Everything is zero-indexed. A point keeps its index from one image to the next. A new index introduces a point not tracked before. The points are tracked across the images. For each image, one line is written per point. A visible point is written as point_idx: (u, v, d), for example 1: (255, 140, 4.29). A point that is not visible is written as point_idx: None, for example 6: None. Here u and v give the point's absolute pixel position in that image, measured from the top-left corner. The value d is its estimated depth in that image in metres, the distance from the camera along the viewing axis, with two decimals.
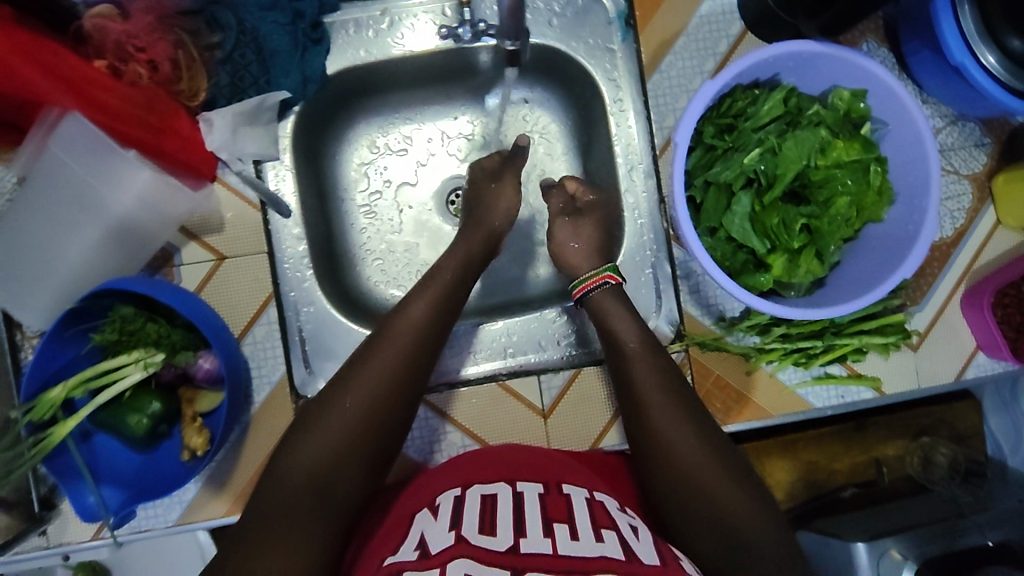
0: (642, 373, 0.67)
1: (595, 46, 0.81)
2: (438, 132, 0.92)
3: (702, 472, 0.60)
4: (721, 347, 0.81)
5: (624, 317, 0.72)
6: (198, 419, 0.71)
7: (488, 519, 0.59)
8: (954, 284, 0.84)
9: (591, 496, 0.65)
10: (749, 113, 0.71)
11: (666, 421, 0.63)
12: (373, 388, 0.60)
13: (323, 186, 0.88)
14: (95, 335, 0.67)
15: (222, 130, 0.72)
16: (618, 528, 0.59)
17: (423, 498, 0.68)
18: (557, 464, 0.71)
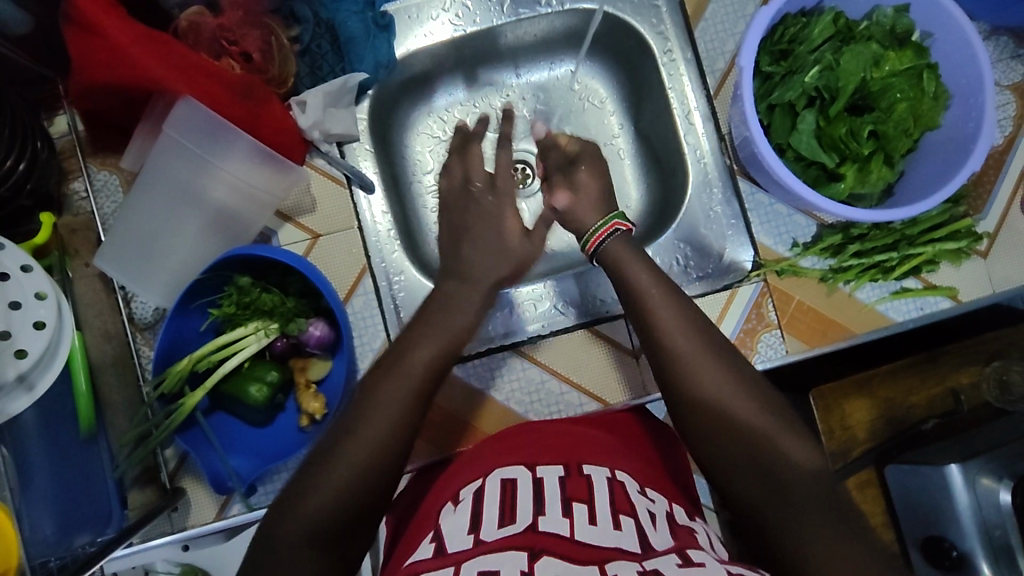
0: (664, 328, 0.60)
1: (640, 4, 0.87)
2: (497, 110, 0.96)
3: (730, 410, 0.57)
4: (798, 271, 0.83)
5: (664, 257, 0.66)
6: (311, 385, 0.74)
7: (505, 506, 0.53)
8: (1013, 188, 0.87)
9: (612, 476, 0.59)
10: (803, 37, 0.75)
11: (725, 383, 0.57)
12: (384, 424, 0.53)
13: (397, 169, 0.92)
14: (216, 309, 0.71)
15: (315, 107, 0.77)
16: (636, 514, 0.54)
17: (450, 484, 0.64)
18: (585, 442, 0.67)
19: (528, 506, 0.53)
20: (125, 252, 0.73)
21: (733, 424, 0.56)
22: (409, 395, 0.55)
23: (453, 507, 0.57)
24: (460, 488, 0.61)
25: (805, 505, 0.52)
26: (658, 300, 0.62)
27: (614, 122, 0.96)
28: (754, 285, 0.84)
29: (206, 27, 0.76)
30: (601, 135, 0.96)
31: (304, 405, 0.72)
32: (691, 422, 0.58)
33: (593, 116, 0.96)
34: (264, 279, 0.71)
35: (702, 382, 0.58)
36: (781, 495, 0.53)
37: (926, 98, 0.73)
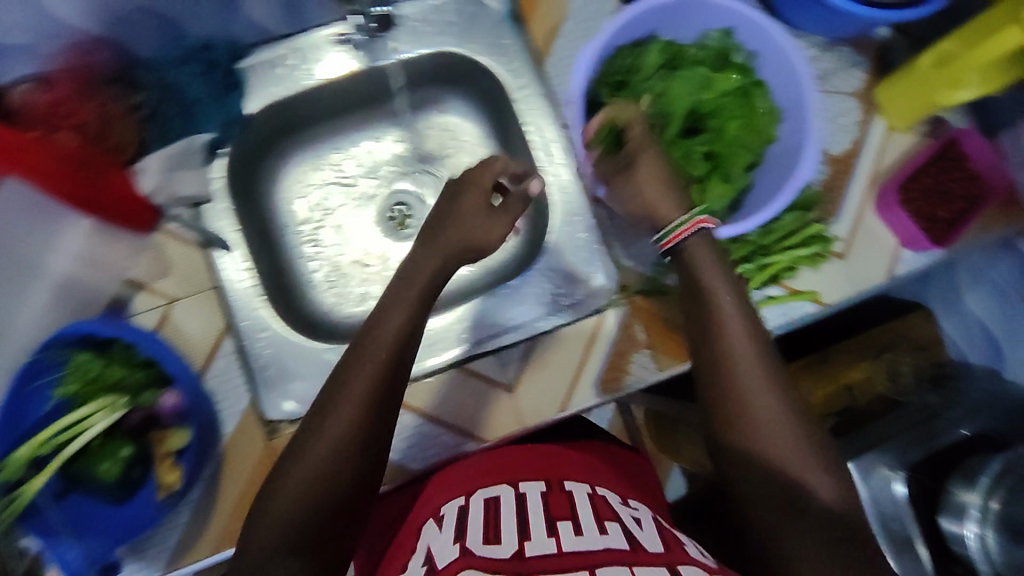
0: (726, 326, 0.65)
1: (490, 44, 0.89)
2: (370, 155, 0.97)
3: (746, 404, 0.61)
4: (660, 291, 0.84)
5: (713, 269, 0.68)
6: (170, 456, 0.71)
7: (490, 527, 0.60)
8: (864, 189, 0.90)
9: (593, 491, 0.69)
10: (635, 67, 0.77)
11: (744, 349, 0.63)
12: (359, 407, 0.61)
13: (269, 223, 0.92)
14: (59, 389, 0.70)
15: (157, 171, 0.78)
16: (622, 520, 0.61)
17: (438, 495, 0.74)
18: (567, 463, 0.79)
19: (510, 530, 0.59)
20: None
21: (735, 420, 0.61)
22: (377, 379, 0.63)
23: (436, 521, 0.65)
24: (443, 504, 0.71)
25: (769, 499, 0.58)
26: (719, 295, 0.66)
27: (486, 158, 0.97)
28: (619, 308, 0.85)
29: (36, 103, 0.74)
30: (474, 171, 0.97)
31: (161, 477, 0.70)
32: (705, 417, 0.64)
33: (465, 155, 0.98)
34: (109, 354, 0.70)
35: (708, 375, 0.64)
36: (772, 484, 0.58)
37: (757, 115, 0.76)
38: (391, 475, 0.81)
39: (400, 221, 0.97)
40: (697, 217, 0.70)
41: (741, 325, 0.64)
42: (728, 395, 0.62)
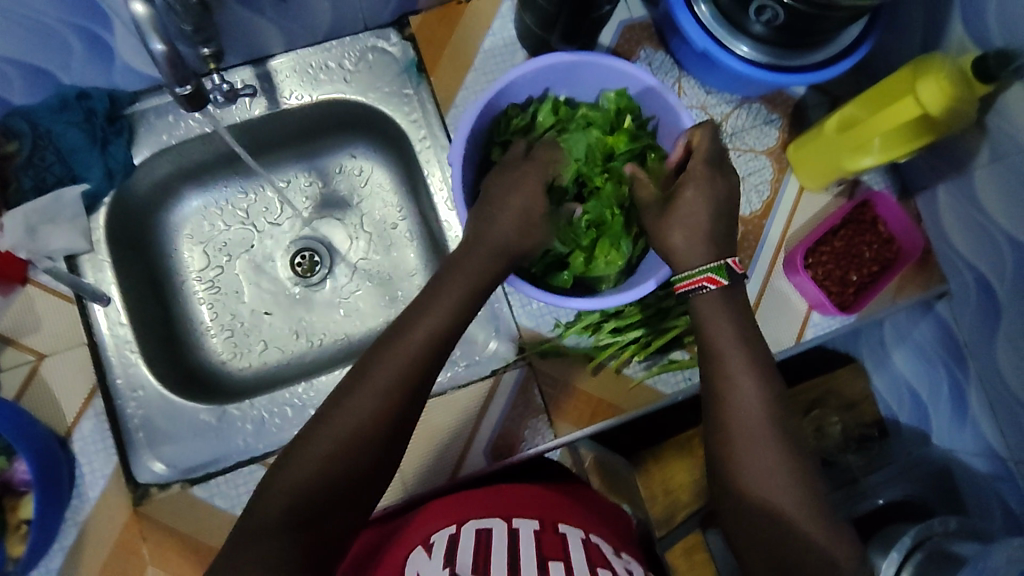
0: (729, 376, 0.62)
1: (391, 93, 0.87)
2: (275, 200, 0.95)
3: (758, 460, 0.59)
4: (558, 353, 0.82)
5: (725, 328, 0.63)
6: (23, 525, 0.71)
7: (479, 556, 0.59)
8: (774, 252, 0.88)
9: (586, 538, 0.67)
10: (526, 127, 0.77)
11: (754, 389, 0.61)
12: (377, 402, 0.57)
13: (163, 271, 0.90)
14: None
15: (18, 231, 0.76)
16: (612, 567, 0.62)
17: (426, 524, 0.68)
18: (552, 501, 0.74)
19: (501, 564, 0.58)
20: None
21: (743, 481, 0.59)
22: (410, 367, 0.59)
23: (425, 550, 0.62)
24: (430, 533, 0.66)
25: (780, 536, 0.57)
26: (716, 336, 0.63)
27: (396, 206, 0.95)
28: (515, 371, 0.83)
29: None
30: (384, 217, 0.95)
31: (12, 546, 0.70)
32: (709, 437, 0.62)
33: (376, 202, 0.95)
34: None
35: (735, 397, 0.61)
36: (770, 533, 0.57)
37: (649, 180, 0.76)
38: None
39: (308, 269, 0.94)
40: (706, 274, 0.64)
41: (750, 384, 0.61)
42: (729, 451, 0.60)
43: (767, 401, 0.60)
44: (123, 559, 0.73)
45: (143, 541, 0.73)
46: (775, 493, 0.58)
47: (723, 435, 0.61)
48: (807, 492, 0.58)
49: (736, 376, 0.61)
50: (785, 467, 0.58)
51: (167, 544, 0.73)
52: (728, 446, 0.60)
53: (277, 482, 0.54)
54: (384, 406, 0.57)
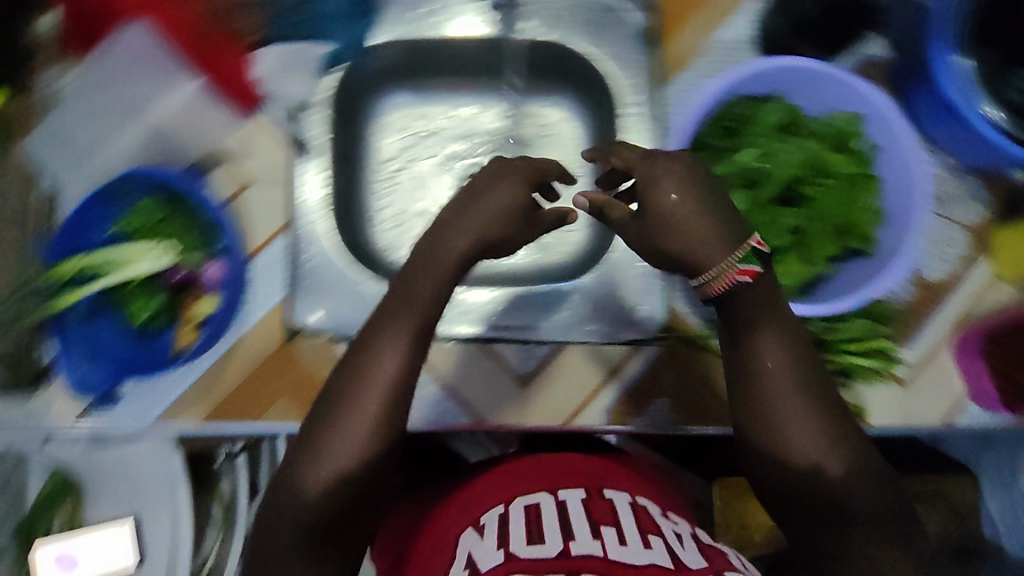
0: (757, 344, 0.59)
1: (618, 50, 0.88)
2: (468, 121, 0.98)
3: (779, 424, 0.56)
4: (705, 347, 0.82)
5: (779, 331, 0.59)
6: (194, 320, 0.75)
7: (533, 526, 0.57)
8: (947, 327, 0.84)
9: (634, 500, 0.63)
10: (750, 119, 0.76)
11: (792, 411, 0.56)
12: (389, 385, 0.57)
13: (354, 151, 0.94)
14: (120, 223, 0.75)
15: (272, 65, 0.82)
16: (664, 534, 0.58)
17: (477, 496, 0.64)
18: (592, 461, 0.70)
19: (555, 527, 0.56)
20: (73, 149, 0.78)
21: (770, 443, 0.57)
22: (403, 355, 0.58)
23: (476, 531, 0.58)
24: (479, 512, 0.61)
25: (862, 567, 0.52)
26: (760, 335, 0.59)
27: (584, 160, 0.95)
28: (656, 348, 0.82)
29: None
30: (569, 165, 0.95)
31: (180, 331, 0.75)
32: (761, 470, 0.58)
33: (561, 149, 0.96)
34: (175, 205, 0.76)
35: (783, 425, 0.56)
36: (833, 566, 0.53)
37: (859, 210, 0.74)
38: None
39: None
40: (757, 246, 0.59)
41: (773, 351, 0.58)
42: (765, 410, 0.57)
43: (797, 371, 0.58)
44: (261, 382, 0.78)
45: (282, 373, 0.79)
46: (843, 477, 0.55)
47: (761, 398, 0.58)
48: (873, 472, 0.56)
49: (766, 346, 0.58)
50: (839, 438, 0.56)
51: (300, 383, 0.79)
52: (749, 402, 0.58)
53: (307, 459, 0.55)
54: (388, 397, 0.57)
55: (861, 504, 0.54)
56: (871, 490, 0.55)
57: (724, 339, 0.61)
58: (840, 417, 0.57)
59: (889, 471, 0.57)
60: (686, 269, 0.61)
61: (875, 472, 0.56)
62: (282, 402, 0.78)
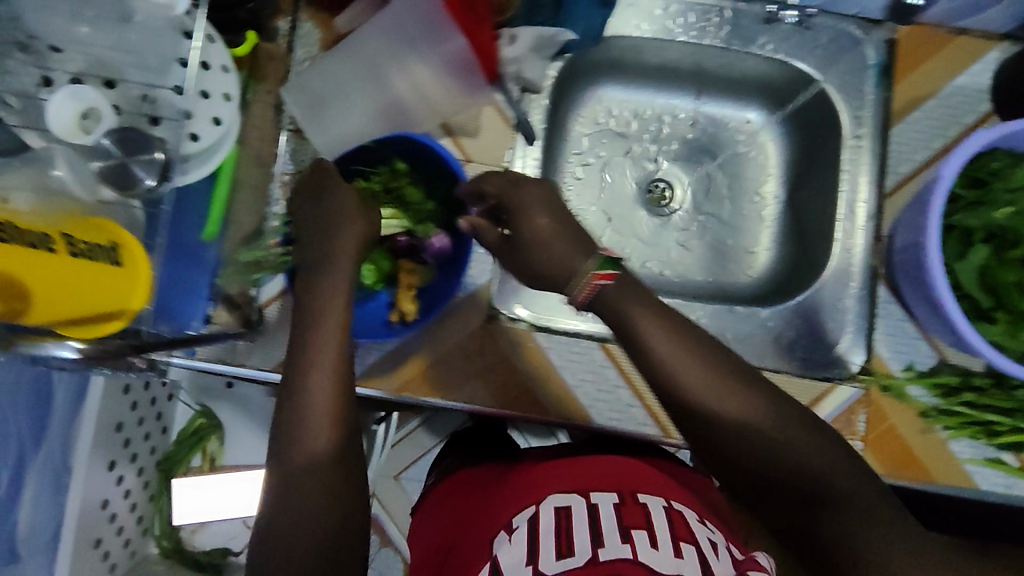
0: (642, 330, 0.63)
1: (849, 84, 0.86)
2: (663, 124, 0.98)
3: (692, 391, 0.61)
4: (903, 396, 0.82)
5: (658, 322, 0.63)
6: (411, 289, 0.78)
7: (561, 537, 0.60)
8: None
9: (668, 506, 0.66)
10: (1004, 175, 0.73)
11: (739, 407, 0.60)
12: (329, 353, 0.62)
13: (555, 137, 0.95)
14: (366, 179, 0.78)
15: (522, 44, 0.77)
16: (696, 542, 0.61)
17: (513, 506, 0.69)
18: (641, 472, 0.73)
19: (583, 534, 0.60)
20: (311, 94, 0.74)
21: (699, 419, 0.61)
22: (336, 325, 0.64)
23: (507, 537, 0.63)
24: (514, 515, 0.66)
25: (862, 527, 0.54)
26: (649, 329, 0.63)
27: (771, 182, 0.96)
28: (853, 389, 0.82)
29: None
30: (752, 187, 0.97)
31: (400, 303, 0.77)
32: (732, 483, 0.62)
33: (752, 170, 0.97)
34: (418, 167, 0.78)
35: (716, 411, 0.60)
36: (817, 514, 0.56)
37: None
38: (570, 415, 0.79)
39: (657, 198, 0.98)
40: (597, 269, 0.64)
41: (655, 326, 0.63)
42: (699, 410, 0.61)
43: (708, 350, 0.62)
44: (458, 358, 0.80)
45: (480, 353, 0.80)
46: (755, 427, 0.59)
47: (664, 380, 0.62)
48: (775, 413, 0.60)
49: (644, 320, 0.63)
50: (738, 389, 0.61)
51: (498, 367, 0.80)
52: (671, 392, 0.61)
53: (295, 473, 0.59)
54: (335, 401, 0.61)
55: (811, 471, 0.57)
56: (835, 466, 0.57)
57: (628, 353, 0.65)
58: (755, 384, 0.61)
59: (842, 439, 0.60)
60: (610, 322, 0.65)
61: (775, 400, 0.61)
62: (477, 381, 0.79)
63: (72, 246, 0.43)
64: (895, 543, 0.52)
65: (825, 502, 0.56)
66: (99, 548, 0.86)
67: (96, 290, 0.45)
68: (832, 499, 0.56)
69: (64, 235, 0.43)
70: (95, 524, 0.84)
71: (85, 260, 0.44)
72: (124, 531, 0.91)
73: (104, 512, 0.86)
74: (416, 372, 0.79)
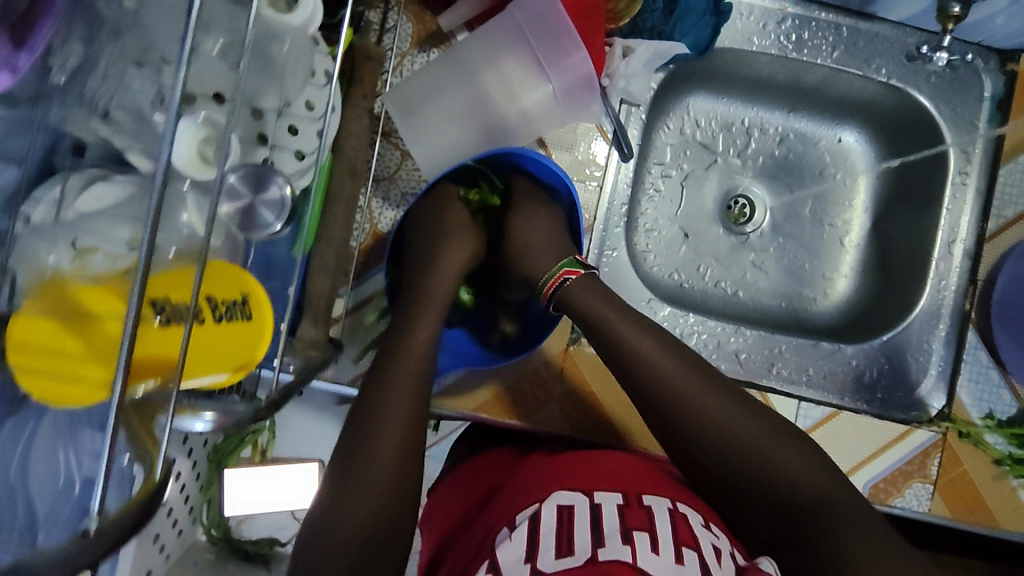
0: (620, 332, 0.69)
1: (962, 117, 0.83)
2: (750, 139, 0.95)
3: (694, 404, 0.66)
4: (979, 442, 0.78)
5: (635, 325, 0.69)
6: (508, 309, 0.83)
7: (562, 534, 0.54)
8: None
9: (674, 507, 0.59)
10: None
11: (718, 405, 0.66)
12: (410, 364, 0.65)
13: (643, 146, 0.90)
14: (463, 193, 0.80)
15: (640, 59, 0.76)
16: (700, 549, 0.54)
17: (507, 507, 0.63)
18: (649, 474, 0.65)
19: (585, 535, 0.53)
20: (408, 99, 0.71)
21: (699, 429, 0.65)
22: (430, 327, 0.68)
23: (508, 534, 0.56)
24: (516, 513, 0.59)
25: (858, 527, 0.58)
26: (622, 329, 0.69)
27: (857, 211, 0.94)
28: (930, 434, 0.79)
29: None
30: (837, 213, 0.94)
31: (499, 323, 0.83)
32: (717, 489, 0.64)
33: (840, 194, 0.95)
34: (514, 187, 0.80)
35: (700, 414, 0.65)
36: (832, 524, 0.58)
37: None
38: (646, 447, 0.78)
39: (737, 216, 0.95)
40: (563, 268, 0.74)
41: (640, 337, 0.69)
42: (690, 414, 0.65)
43: (676, 355, 0.68)
44: (537, 385, 0.77)
45: (558, 378, 0.78)
46: (754, 438, 0.64)
47: (662, 394, 0.66)
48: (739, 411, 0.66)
49: (634, 336, 0.69)
50: (712, 383, 0.67)
51: (575, 395, 0.78)
52: (671, 406, 0.66)
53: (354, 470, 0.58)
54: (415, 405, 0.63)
55: (806, 483, 0.62)
56: (817, 477, 0.62)
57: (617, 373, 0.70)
58: (738, 399, 0.67)
59: (816, 449, 0.65)
60: (603, 346, 0.70)
61: (752, 411, 0.66)
62: (554, 407, 0.77)
63: (217, 312, 0.42)
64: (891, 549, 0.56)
65: (814, 505, 0.60)
66: (156, 542, 0.80)
67: (231, 350, 0.43)
68: (840, 517, 0.59)
69: (207, 298, 0.42)
70: (155, 518, 0.78)
71: (226, 322, 0.43)
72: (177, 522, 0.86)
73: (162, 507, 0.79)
74: (491, 394, 0.77)
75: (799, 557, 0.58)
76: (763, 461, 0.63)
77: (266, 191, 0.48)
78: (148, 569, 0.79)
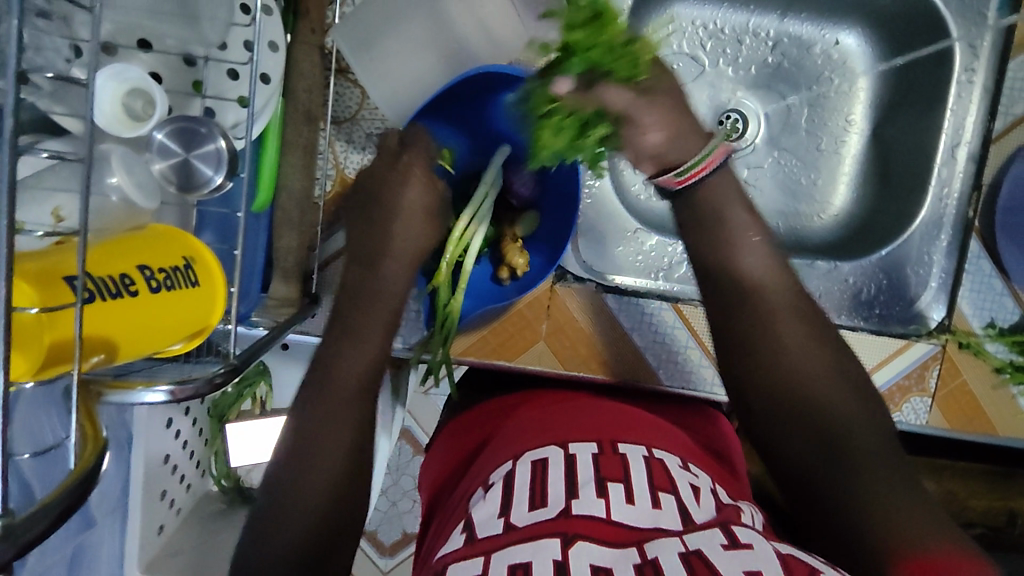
0: (729, 243, 0.63)
1: (968, 7, 0.77)
2: (741, 46, 0.89)
3: (779, 336, 0.58)
4: (980, 353, 0.77)
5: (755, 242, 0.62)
6: (517, 241, 0.74)
7: (537, 487, 0.53)
8: None
9: (649, 455, 0.57)
10: None
11: (801, 336, 0.58)
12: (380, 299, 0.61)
13: None
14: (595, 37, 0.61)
15: None
16: (677, 492, 0.53)
17: (497, 456, 0.62)
18: (626, 422, 0.64)
19: (561, 486, 0.52)
20: (363, 31, 0.66)
21: (769, 365, 0.58)
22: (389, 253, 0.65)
23: (482, 494, 0.55)
24: (492, 471, 0.58)
25: (887, 476, 0.50)
26: (735, 239, 0.63)
27: (857, 117, 0.89)
28: (930, 346, 0.78)
29: None
30: (837, 121, 0.89)
31: (506, 258, 0.73)
32: (764, 421, 0.58)
33: (840, 99, 0.89)
34: (659, 91, 0.63)
35: (777, 339, 0.58)
36: (858, 473, 0.51)
37: None
38: (638, 377, 0.77)
39: (729, 131, 0.90)
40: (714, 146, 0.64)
41: (756, 265, 0.61)
42: (766, 338, 0.58)
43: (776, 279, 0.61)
44: (517, 326, 0.76)
45: (542, 314, 0.76)
46: (830, 395, 0.55)
47: (747, 320, 0.60)
48: (825, 355, 0.57)
49: (747, 258, 0.62)
50: (800, 316, 0.59)
51: (562, 328, 0.76)
52: (742, 326, 0.60)
53: (304, 414, 0.54)
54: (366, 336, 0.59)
55: (858, 439, 0.53)
56: (872, 438, 0.53)
57: (710, 289, 0.64)
58: (836, 355, 0.58)
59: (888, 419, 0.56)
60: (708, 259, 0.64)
61: (847, 376, 0.57)
62: (541, 345, 0.76)
63: (156, 280, 0.39)
64: (915, 509, 0.49)
65: (845, 457, 0.52)
66: (165, 498, 0.81)
67: (179, 319, 0.41)
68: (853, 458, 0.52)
69: (140, 268, 0.38)
70: (160, 477, 0.78)
71: (167, 291, 0.40)
72: (186, 477, 0.86)
73: (166, 465, 0.79)
74: (479, 335, 0.76)
75: (810, 504, 0.53)
76: (813, 410, 0.55)
77: (201, 143, 0.45)
78: (161, 523, 0.80)
